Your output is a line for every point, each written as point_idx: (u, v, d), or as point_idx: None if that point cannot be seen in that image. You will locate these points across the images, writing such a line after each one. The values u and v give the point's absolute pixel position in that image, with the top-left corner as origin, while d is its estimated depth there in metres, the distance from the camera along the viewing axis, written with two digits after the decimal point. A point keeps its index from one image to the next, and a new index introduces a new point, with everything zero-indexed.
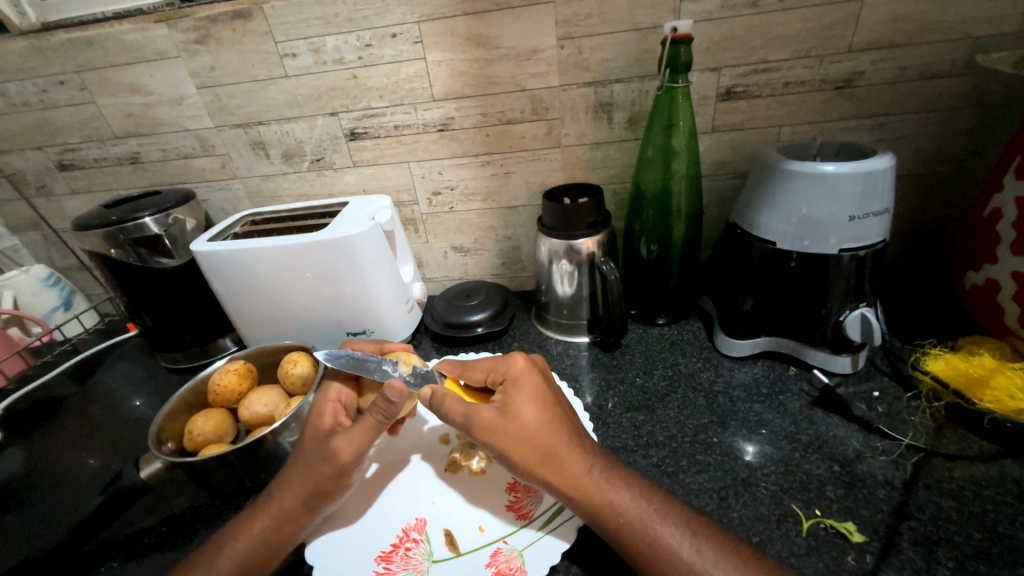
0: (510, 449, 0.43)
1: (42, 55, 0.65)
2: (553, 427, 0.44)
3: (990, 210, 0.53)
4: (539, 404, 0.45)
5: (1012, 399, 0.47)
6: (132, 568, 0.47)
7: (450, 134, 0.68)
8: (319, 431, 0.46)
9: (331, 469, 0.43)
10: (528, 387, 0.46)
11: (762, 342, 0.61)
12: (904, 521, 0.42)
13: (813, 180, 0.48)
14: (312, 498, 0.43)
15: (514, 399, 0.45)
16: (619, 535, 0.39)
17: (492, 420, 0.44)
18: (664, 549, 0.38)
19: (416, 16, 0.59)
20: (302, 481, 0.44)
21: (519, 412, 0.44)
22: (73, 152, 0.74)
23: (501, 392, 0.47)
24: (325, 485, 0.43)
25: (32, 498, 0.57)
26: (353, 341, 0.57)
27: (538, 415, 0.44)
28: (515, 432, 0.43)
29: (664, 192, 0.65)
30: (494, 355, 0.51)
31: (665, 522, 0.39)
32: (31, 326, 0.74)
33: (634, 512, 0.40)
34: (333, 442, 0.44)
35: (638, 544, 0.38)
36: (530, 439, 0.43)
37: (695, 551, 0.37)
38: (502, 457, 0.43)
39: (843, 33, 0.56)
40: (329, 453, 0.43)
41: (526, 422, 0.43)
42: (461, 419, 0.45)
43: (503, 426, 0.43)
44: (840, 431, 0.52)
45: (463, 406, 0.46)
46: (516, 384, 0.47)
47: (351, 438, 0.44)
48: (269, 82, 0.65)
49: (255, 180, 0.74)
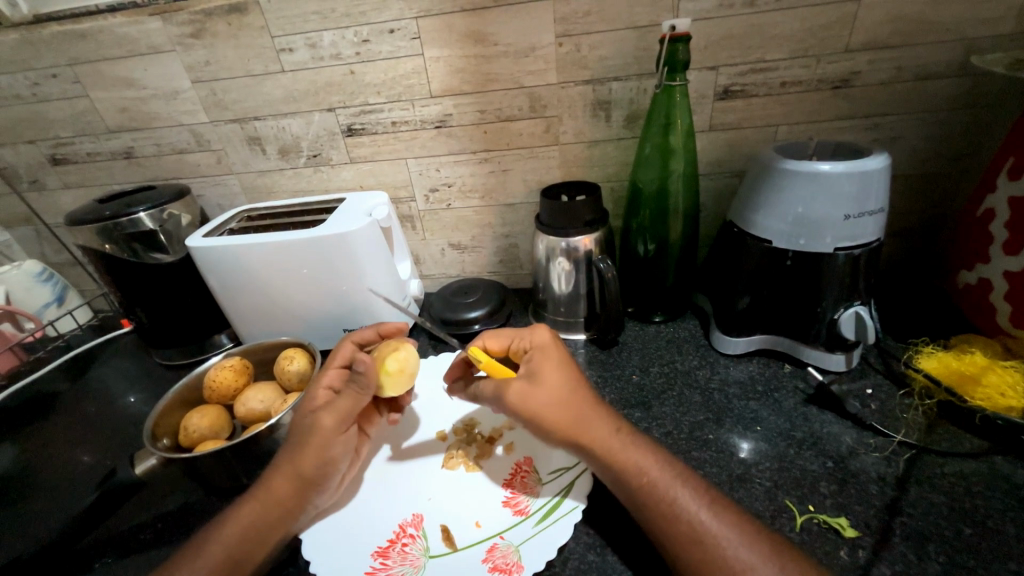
0: (541, 413, 0.43)
1: (34, 47, 0.64)
2: (579, 394, 0.44)
3: (983, 210, 0.54)
4: (564, 371, 0.46)
5: (1003, 397, 0.48)
6: (124, 566, 0.47)
7: (448, 131, 0.67)
8: (305, 411, 0.47)
9: (315, 441, 0.45)
10: (557, 357, 0.47)
11: (758, 340, 0.61)
12: (897, 517, 0.43)
13: (809, 178, 0.49)
14: (299, 470, 0.44)
15: (542, 366, 0.46)
16: (639, 495, 0.39)
17: (520, 386, 0.44)
18: (681, 510, 0.38)
19: (414, 12, 0.59)
20: (292, 453, 0.45)
21: (548, 377, 0.44)
22: (66, 147, 0.73)
23: (527, 361, 0.47)
24: (310, 457, 0.44)
25: (24, 496, 0.57)
26: (387, 230, 0.67)
27: (564, 380, 0.45)
28: (546, 397, 0.43)
29: (661, 192, 0.65)
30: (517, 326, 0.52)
31: (684, 487, 0.39)
32: (24, 322, 0.73)
33: (655, 473, 0.40)
34: (317, 415, 0.46)
35: (658, 505, 0.38)
36: (558, 406, 0.43)
37: (712, 517, 0.37)
38: (530, 422, 0.44)
39: (840, 33, 0.57)
40: (312, 425, 0.45)
41: (553, 385, 0.44)
42: (491, 391, 0.47)
43: (533, 395, 0.44)
44: (834, 428, 0.52)
45: (493, 383, 0.47)
46: (544, 353, 0.47)
47: (335, 412, 0.46)
48: (266, 78, 0.65)
49: (251, 176, 0.74)
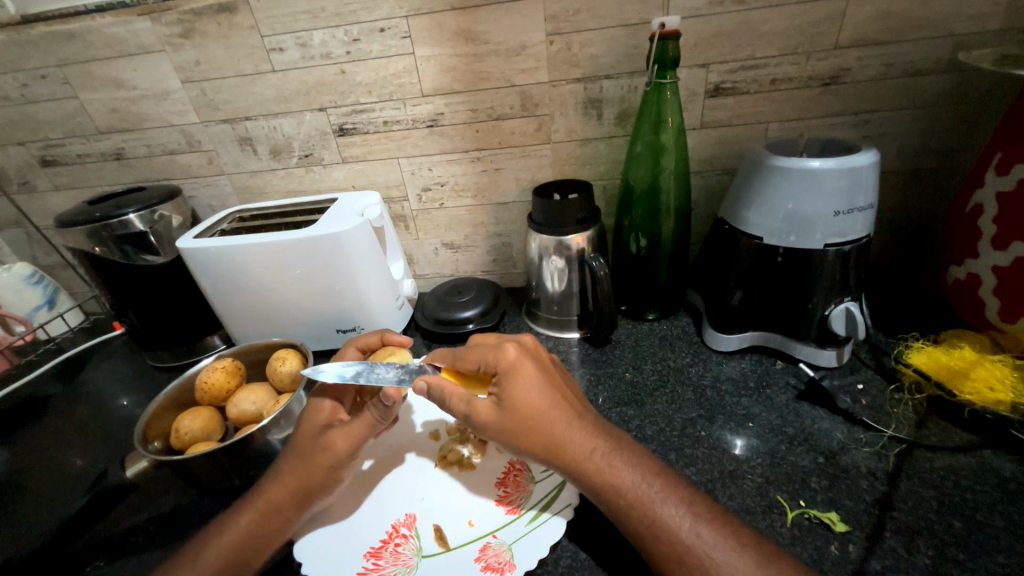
0: (515, 440, 0.43)
1: (22, 48, 0.64)
2: (555, 413, 0.43)
3: (972, 205, 0.54)
4: (536, 393, 0.43)
5: (991, 391, 0.49)
6: (116, 569, 0.47)
7: (440, 130, 0.67)
8: (314, 425, 0.46)
9: (327, 460, 0.44)
10: (531, 373, 0.45)
11: (750, 336, 0.62)
12: (888, 511, 0.43)
13: (798, 175, 0.49)
14: (303, 484, 0.44)
15: (512, 392, 0.43)
16: (619, 515, 0.39)
17: (492, 415, 0.43)
18: (662, 530, 0.38)
19: (404, 11, 0.59)
20: (296, 465, 0.44)
21: (518, 404, 0.43)
22: (56, 148, 0.73)
23: (498, 386, 0.44)
24: (316, 476, 0.44)
25: (16, 501, 0.57)
26: (379, 230, 0.66)
27: (536, 404, 0.43)
28: (518, 425, 0.42)
29: (653, 189, 0.65)
30: (485, 342, 0.48)
31: (666, 504, 0.39)
32: (14, 325, 0.73)
33: (635, 493, 0.39)
34: (330, 434, 0.45)
35: (637, 524, 0.38)
36: (531, 431, 0.42)
37: (694, 534, 0.37)
38: (508, 446, 0.43)
39: (829, 31, 0.57)
40: (324, 444, 0.45)
41: (525, 412, 0.43)
42: (462, 412, 0.45)
43: (506, 418, 0.43)
44: (825, 424, 0.52)
45: (465, 402, 0.45)
46: (511, 375, 0.44)
47: (350, 433, 0.45)
48: (256, 78, 0.64)
49: (242, 176, 0.73)
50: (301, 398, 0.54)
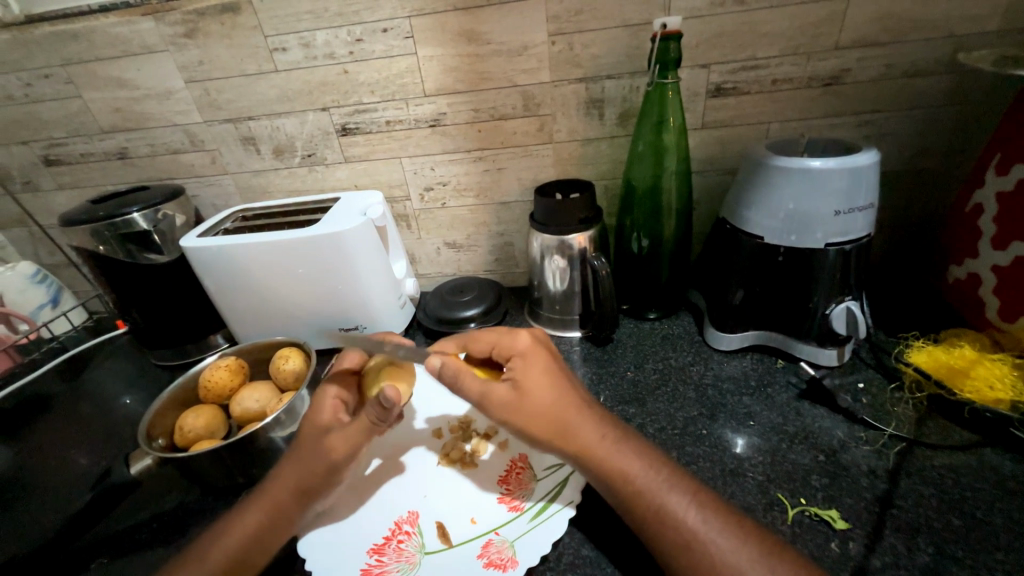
0: (526, 423, 0.43)
1: (26, 48, 0.64)
2: (566, 398, 0.44)
3: (972, 205, 0.54)
4: (550, 378, 0.45)
5: (991, 390, 0.49)
6: (120, 565, 0.47)
7: (442, 130, 0.68)
8: (314, 425, 0.46)
9: (324, 466, 0.44)
10: (544, 359, 0.46)
11: (751, 336, 0.62)
12: (888, 509, 0.43)
13: (798, 175, 0.49)
14: (302, 486, 0.44)
15: (527, 373, 0.44)
16: (626, 502, 0.40)
17: (506, 396, 0.43)
18: (670, 516, 0.38)
19: (407, 11, 0.59)
20: (296, 467, 0.44)
21: (532, 385, 0.43)
22: (60, 148, 0.73)
23: (511, 370, 0.45)
24: (313, 479, 0.44)
25: (19, 499, 0.57)
26: (381, 230, 0.66)
27: (548, 387, 0.44)
28: (530, 408, 0.43)
29: (654, 189, 0.66)
30: (497, 328, 0.49)
31: (671, 492, 0.39)
32: (18, 322, 0.73)
33: (642, 480, 0.40)
34: (329, 438, 0.45)
35: (645, 511, 0.39)
36: (543, 412, 0.43)
37: (701, 521, 0.37)
38: (518, 430, 0.43)
39: (830, 31, 0.57)
40: (324, 448, 0.44)
41: (537, 394, 0.43)
42: (477, 394, 0.44)
43: (518, 403, 0.43)
44: (826, 422, 0.53)
45: (478, 384, 0.44)
46: (526, 360, 0.45)
47: (348, 436, 0.45)
48: (259, 77, 0.65)
49: (245, 176, 0.74)
50: (305, 396, 0.54)
